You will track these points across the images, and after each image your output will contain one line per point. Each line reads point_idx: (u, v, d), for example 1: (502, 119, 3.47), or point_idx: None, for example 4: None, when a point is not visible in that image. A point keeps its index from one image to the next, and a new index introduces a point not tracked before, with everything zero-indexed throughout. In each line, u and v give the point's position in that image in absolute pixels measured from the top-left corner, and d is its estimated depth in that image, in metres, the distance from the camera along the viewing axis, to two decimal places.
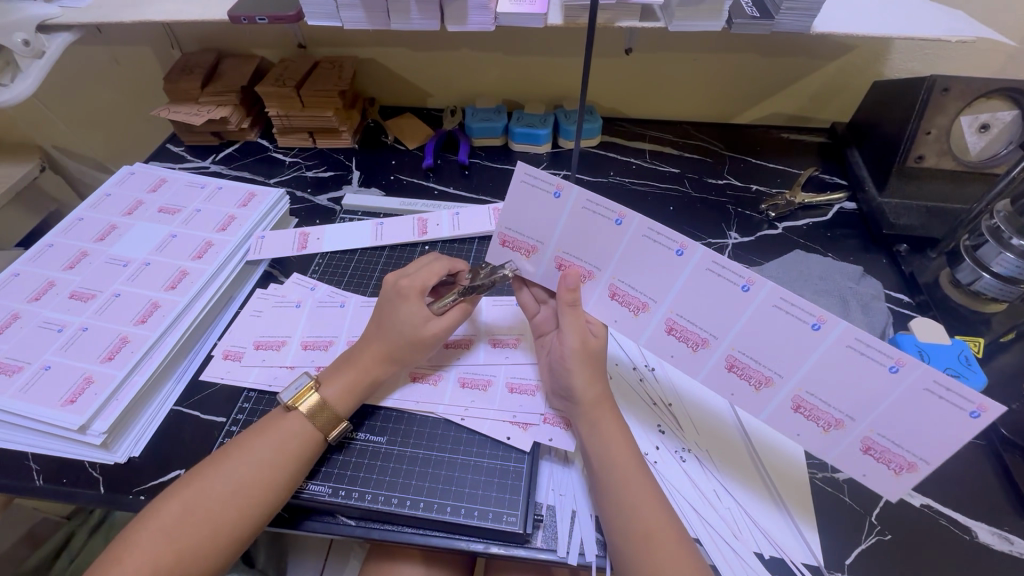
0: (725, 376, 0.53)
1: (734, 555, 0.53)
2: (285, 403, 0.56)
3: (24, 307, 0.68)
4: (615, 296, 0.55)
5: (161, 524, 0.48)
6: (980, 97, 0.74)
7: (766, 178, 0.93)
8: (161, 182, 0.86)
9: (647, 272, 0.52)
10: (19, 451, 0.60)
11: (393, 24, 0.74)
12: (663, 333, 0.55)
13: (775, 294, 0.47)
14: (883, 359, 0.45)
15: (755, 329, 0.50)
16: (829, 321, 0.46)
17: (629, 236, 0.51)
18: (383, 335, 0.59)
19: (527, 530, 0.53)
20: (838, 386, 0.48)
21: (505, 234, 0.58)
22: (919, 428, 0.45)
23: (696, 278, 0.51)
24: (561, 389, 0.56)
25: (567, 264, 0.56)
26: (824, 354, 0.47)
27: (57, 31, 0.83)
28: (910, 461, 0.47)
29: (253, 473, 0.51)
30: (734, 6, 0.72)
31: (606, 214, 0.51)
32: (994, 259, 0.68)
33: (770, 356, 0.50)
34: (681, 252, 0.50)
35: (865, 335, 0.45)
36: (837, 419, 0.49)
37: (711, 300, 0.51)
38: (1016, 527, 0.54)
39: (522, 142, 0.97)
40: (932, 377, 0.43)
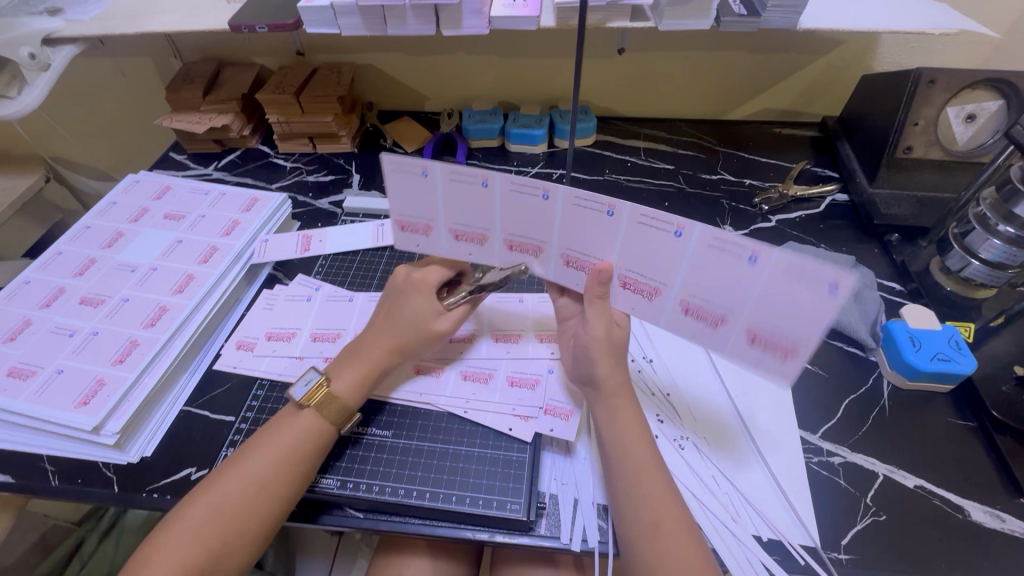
0: (622, 293, 0.54)
1: (733, 538, 0.54)
2: (296, 400, 0.56)
3: (35, 313, 0.70)
4: (512, 247, 0.55)
5: (186, 527, 0.49)
6: (966, 87, 0.76)
7: (759, 172, 0.95)
8: (166, 189, 0.88)
9: (526, 219, 0.52)
10: (34, 453, 0.62)
11: (389, 30, 0.75)
12: (620, 289, 0.54)
13: (708, 233, 0.46)
14: (820, 279, 0.43)
15: (631, 246, 0.50)
16: (764, 252, 0.44)
17: (502, 194, 0.51)
18: (393, 327, 0.60)
19: (530, 517, 0.54)
20: (713, 285, 0.48)
21: (401, 220, 0.56)
22: (791, 311, 0.46)
23: (568, 213, 0.50)
24: (585, 375, 0.57)
25: (463, 233, 0.55)
26: (692, 255, 0.48)
27: (61, 44, 0.85)
28: (792, 345, 0.47)
29: (273, 476, 0.51)
30: (722, 4, 0.73)
31: (471, 179, 0.50)
32: (980, 246, 0.69)
33: (718, 293, 0.49)
34: (611, 212, 0.48)
35: (799, 259, 0.43)
36: (721, 315, 0.50)
37: (587, 230, 0.51)
38: (1008, 505, 0.56)
39: (519, 142, 0.99)
40: (785, 257, 0.43)
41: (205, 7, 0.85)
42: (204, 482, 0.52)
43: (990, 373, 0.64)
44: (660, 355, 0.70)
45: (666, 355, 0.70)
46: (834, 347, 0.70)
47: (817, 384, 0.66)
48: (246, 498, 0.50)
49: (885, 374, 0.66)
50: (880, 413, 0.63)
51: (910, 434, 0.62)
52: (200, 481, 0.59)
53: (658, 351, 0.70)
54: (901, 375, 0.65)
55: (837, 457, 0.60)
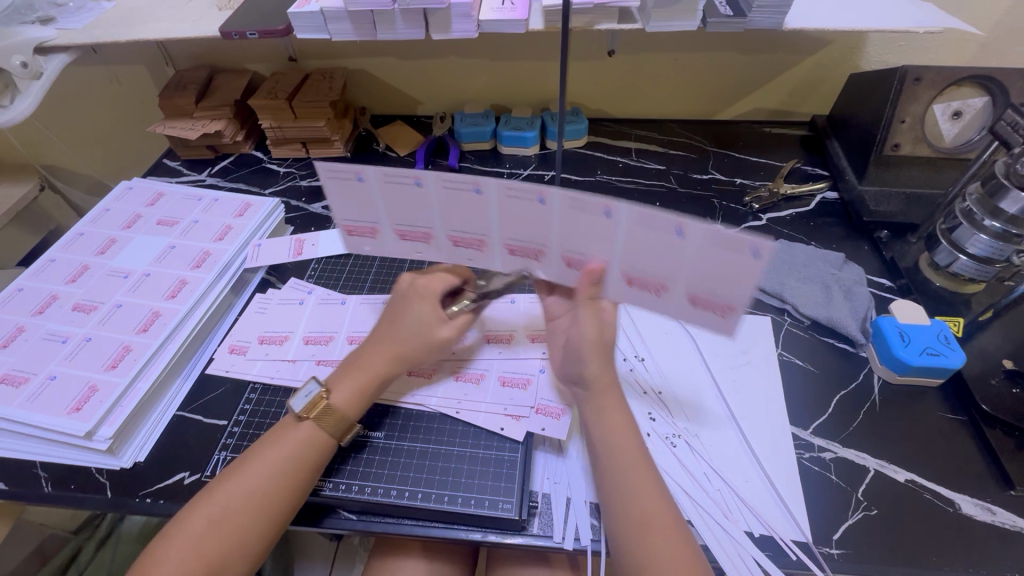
0: (568, 272, 0.55)
1: (725, 535, 0.54)
2: (296, 413, 0.55)
3: (27, 321, 0.70)
4: (457, 242, 0.56)
5: (187, 539, 0.48)
6: (951, 84, 0.76)
7: (749, 171, 0.95)
8: (159, 196, 0.88)
9: (466, 215, 0.53)
10: (27, 460, 0.62)
11: (379, 35, 0.76)
12: (565, 267, 0.54)
13: (636, 211, 0.45)
14: (744, 248, 0.43)
15: (567, 230, 0.50)
16: (690, 224, 0.44)
17: (436, 192, 0.51)
18: (395, 335, 0.60)
19: (522, 516, 0.54)
20: (648, 257, 0.48)
21: (346, 225, 0.58)
22: (722, 277, 0.46)
23: (501, 205, 0.50)
24: (574, 373, 0.57)
25: (409, 233, 0.57)
26: (624, 233, 0.47)
27: (53, 52, 0.85)
28: (727, 304, 0.48)
29: (272, 487, 0.51)
30: (708, 6, 0.74)
31: (404, 181, 0.51)
32: (968, 241, 0.69)
33: (657, 265, 0.49)
34: (542, 199, 0.48)
35: (721, 230, 0.43)
36: (661, 283, 0.50)
37: (522, 218, 0.51)
38: (998, 498, 0.56)
39: (511, 145, 0.99)
40: (708, 229, 0.43)
41: (197, 14, 0.86)
42: (200, 493, 0.52)
43: (979, 367, 0.65)
44: (652, 354, 0.70)
45: (657, 354, 0.70)
46: (824, 343, 0.71)
47: (808, 380, 0.67)
48: (245, 510, 0.50)
49: (875, 369, 0.67)
50: (870, 408, 0.64)
51: (901, 428, 0.62)
52: (194, 485, 0.59)
53: (650, 349, 0.70)
54: (891, 370, 0.65)
55: (828, 453, 0.60)
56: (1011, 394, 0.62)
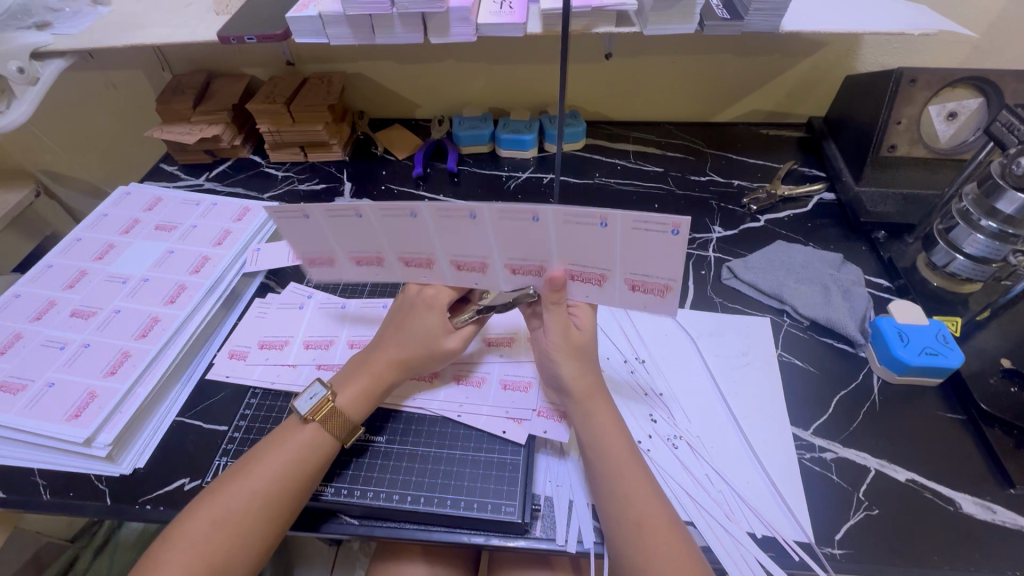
0: (514, 278, 0.57)
1: (727, 536, 0.55)
2: (302, 414, 0.55)
3: (26, 326, 0.69)
4: (409, 263, 0.59)
5: (188, 541, 0.48)
6: (946, 86, 0.77)
7: (747, 172, 0.96)
8: (157, 200, 0.88)
9: (412, 238, 0.56)
10: (25, 467, 0.61)
11: (378, 39, 0.76)
12: (511, 275, 0.57)
13: (560, 212, 0.48)
14: (662, 227, 0.47)
15: (504, 239, 0.53)
16: (610, 215, 0.47)
17: (376, 219, 0.55)
18: (399, 339, 0.60)
19: (525, 519, 0.54)
20: (583, 251, 0.52)
21: (303, 258, 0.61)
22: (652, 259, 0.50)
23: (438, 224, 0.53)
24: (554, 379, 0.58)
25: (362, 259, 0.60)
26: (558, 233, 0.51)
27: (51, 57, 0.85)
28: (664, 283, 0.52)
29: (271, 487, 0.51)
30: (705, 9, 0.75)
31: (347, 214, 0.54)
32: (965, 241, 0.70)
33: (590, 257, 0.52)
34: (472, 213, 0.51)
35: (640, 216, 0.47)
36: (600, 274, 0.53)
37: (461, 234, 0.54)
38: (998, 496, 0.56)
39: (509, 148, 1.00)
40: (629, 217, 0.47)
41: (195, 19, 0.86)
42: (202, 495, 0.51)
43: (977, 366, 0.65)
44: (652, 356, 0.70)
45: (657, 356, 0.70)
46: (823, 343, 0.71)
47: (808, 380, 0.67)
48: (244, 510, 0.50)
49: (875, 369, 0.67)
50: (870, 408, 0.64)
51: (901, 428, 0.62)
52: (194, 491, 0.59)
53: (651, 351, 0.70)
54: (890, 370, 0.65)
55: (829, 453, 0.61)
56: (1010, 393, 0.62)
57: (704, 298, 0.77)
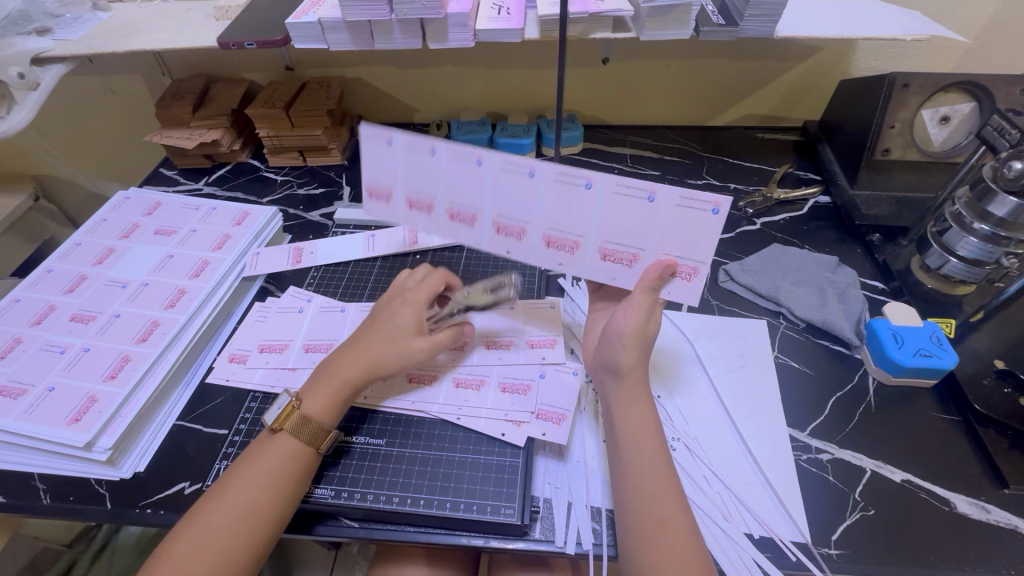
0: (547, 252, 0.56)
1: (725, 536, 0.55)
2: (268, 425, 0.56)
3: (25, 331, 0.70)
4: (454, 217, 0.56)
5: (178, 559, 0.48)
6: (939, 90, 0.78)
7: (743, 176, 0.97)
8: (157, 205, 0.88)
9: (467, 188, 0.54)
10: (25, 472, 0.61)
11: (377, 44, 0.77)
12: (544, 248, 0.56)
13: (616, 180, 0.50)
14: (704, 204, 0.50)
15: (555, 203, 0.53)
16: (660, 189, 0.50)
17: (447, 162, 0.53)
18: (370, 343, 0.60)
19: (524, 522, 0.54)
20: (625, 226, 0.52)
21: (365, 188, 0.58)
22: (691, 237, 0.51)
23: (500, 179, 0.53)
24: (607, 362, 0.59)
25: (415, 202, 0.57)
26: (605, 205, 0.52)
27: (50, 63, 0.85)
28: (693, 265, 0.53)
29: (252, 501, 0.51)
30: (700, 15, 0.76)
31: (422, 147, 0.53)
32: (958, 244, 0.71)
33: (628, 233, 0.53)
34: (532, 172, 0.51)
35: (687, 189, 0.49)
36: (633, 253, 0.54)
37: (515, 192, 0.53)
38: (992, 496, 0.57)
39: (508, 152, 1.00)
40: (679, 190, 0.49)
41: (194, 25, 0.87)
42: (185, 519, 0.51)
43: (971, 367, 0.66)
44: (653, 358, 0.70)
45: (656, 357, 0.70)
46: (819, 346, 0.71)
47: (805, 382, 0.68)
48: (227, 526, 0.50)
49: (870, 371, 0.68)
50: (866, 408, 0.65)
51: (896, 429, 0.63)
52: (194, 495, 0.59)
53: (650, 352, 0.71)
54: (885, 372, 0.66)
55: (826, 454, 0.61)
56: (1003, 393, 0.63)
57: (701, 301, 0.78)
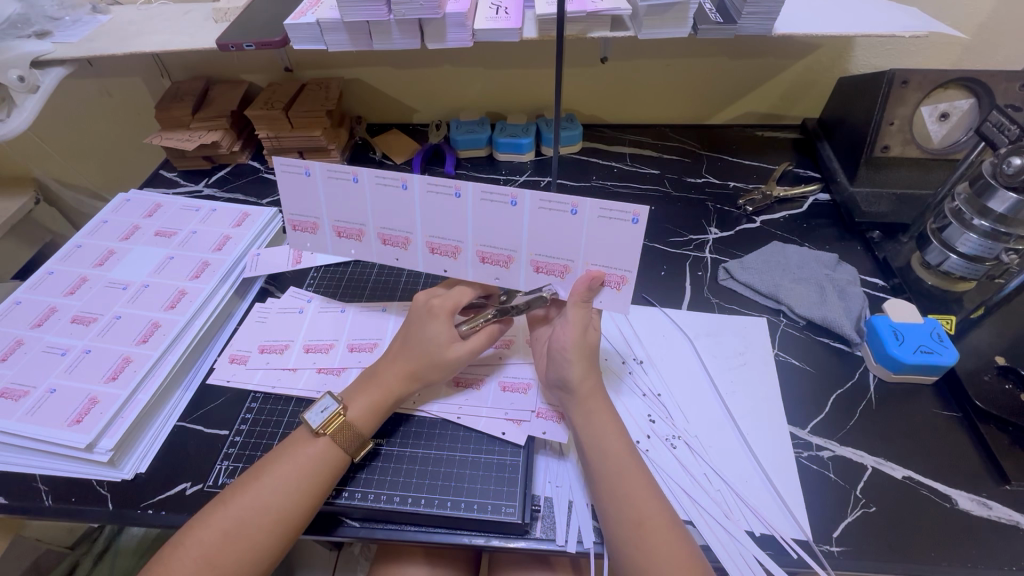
0: (482, 268, 0.59)
1: (726, 534, 0.55)
2: (314, 428, 0.55)
3: (27, 334, 0.70)
4: (386, 240, 0.61)
5: (198, 551, 0.48)
6: (939, 87, 0.78)
7: (743, 174, 0.97)
8: (156, 207, 0.88)
9: (395, 212, 0.59)
10: (27, 473, 0.61)
11: (375, 45, 0.77)
12: (479, 264, 0.59)
13: (534, 196, 0.53)
14: (624, 216, 0.51)
15: (481, 224, 0.56)
16: (580, 202, 0.52)
17: (371, 189, 0.58)
18: (408, 353, 0.60)
19: (525, 520, 0.54)
20: (549, 240, 0.55)
21: (292, 220, 0.63)
22: (616, 247, 0.53)
23: (425, 203, 0.57)
24: (559, 379, 0.58)
25: (343, 230, 0.62)
26: (530, 220, 0.54)
27: (50, 65, 0.85)
28: (621, 274, 0.55)
29: (283, 501, 0.51)
30: (699, 13, 0.76)
31: (344, 176, 0.58)
32: (958, 240, 0.70)
33: (556, 246, 0.55)
34: (457, 192, 0.55)
35: (605, 202, 0.51)
36: (563, 265, 0.56)
37: (442, 215, 0.57)
38: (993, 493, 0.57)
39: (507, 152, 1.00)
40: (597, 204, 0.51)
41: (193, 26, 0.87)
42: (212, 505, 0.52)
43: (972, 363, 0.66)
44: (649, 356, 0.70)
45: (654, 357, 0.70)
46: (819, 343, 0.71)
47: (805, 379, 0.68)
48: (255, 524, 0.50)
49: (871, 368, 0.68)
50: (866, 406, 0.65)
51: (896, 426, 0.63)
52: (195, 496, 0.59)
53: (647, 351, 0.71)
54: (887, 369, 0.66)
55: (826, 451, 0.61)
56: (1004, 389, 0.63)
57: (701, 299, 0.78)
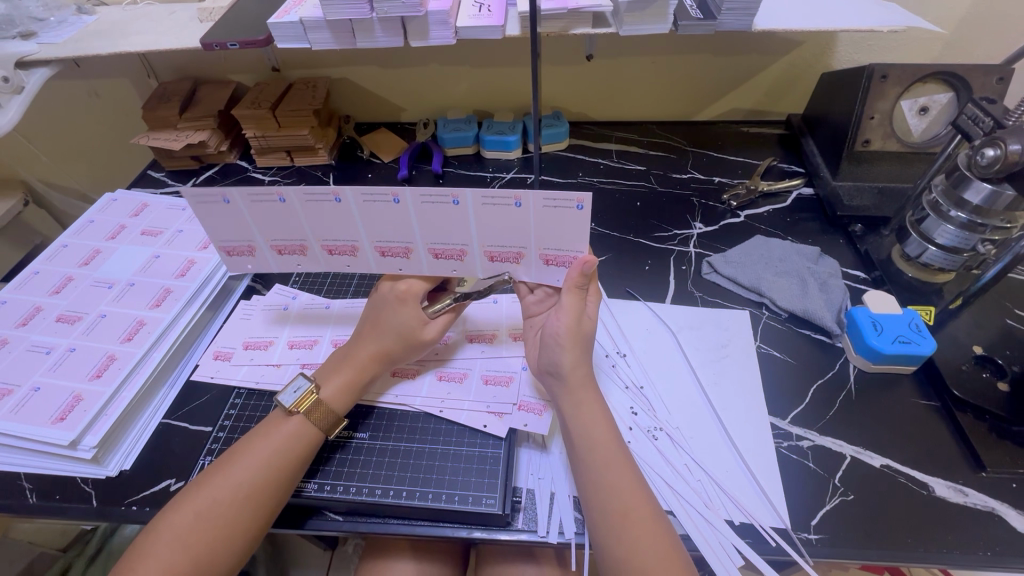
0: (438, 263, 0.59)
1: (706, 523, 0.55)
2: (286, 407, 0.56)
3: (11, 333, 0.70)
4: (331, 252, 0.60)
5: (173, 531, 0.49)
6: (916, 82, 0.79)
7: (727, 169, 0.97)
8: (143, 206, 0.89)
9: (332, 225, 0.57)
10: (12, 472, 0.61)
11: (358, 43, 0.77)
12: (435, 260, 0.59)
13: (477, 195, 0.52)
14: (569, 203, 0.50)
15: (430, 226, 0.55)
16: (523, 195, 0.50)
17: (301, 206, 0.56)
18: (380, 335, 0.61)
19: (506, 512, 0.55)
20: (501, 232, 0.54)
21: (224, 247, 0.61)
22: (565, 233, 0.53)
23: (363, 212, 0.55)
24: (549, 364, 0.59)
25: (283, 247, 0.61)
26: (477, 216, 0.53)
27: (35, 66, 0.86)
28: (574, 255, 0.55)
29: (258, 477, 0.52)
30: (679, 9, 0.76)
31: (269, 200, 0.55)
32: (936, 232, 0.71)
33: (508, 237, 0.55)
34: (397, 199, 0.53)
35: (548, 193, 0.50)
36: (518, 252, 0.56)
37: (386, 222, 0.56)
38: (970, 479, 0.58)
39: (493, 149, 1.01)
40: (540, 196, 0.50)
41: (177, 27, 0.87)
42: (186, 489, 0.52)
43: (951, 353, 0.66)
44: (633, 350, 0.71)
45: (638, 351, 0.71)
46: (801, 334, 0.72)
47: (786, 371, 0.68)
48: (231, 505, 0.50)
49: (851, 359, 0.68)
50: (845, 397, 0.65)
51: (875, 415, 0.63)
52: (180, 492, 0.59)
53: (631, 345, 0.71)
54: (865, 359, 0.67)
55: (806, 441, 0.62)
56: (979, 378, 0.64)
57: (684, 293, 0.78)
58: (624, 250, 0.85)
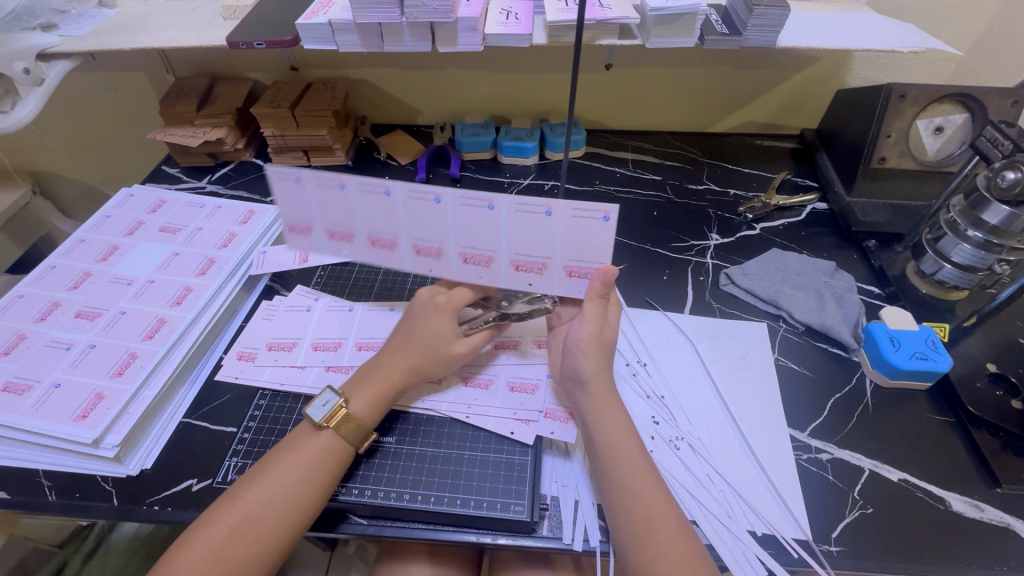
0: (466, 268, 0.58)
1: (729, 534, 0.56)
2: (317, 421, 0.55)
3: (29, 328, 0.69)
4: (374, 243, 0.58)
5: (206, 545, 0.49)
6: (934, 102, 0.81)
7: (742, 182, 0.99)
8: (160, 203, 0.88)
9: (380, 215, 0.55)
10: (31, 469, 0.61)
11: (386, 47, 0.77)
12: (463, 265, 0.57)
13: (511, 201, 0.51)
14: (595, 213, 0.50)
15: (464, 228, 0.54)
16: (553, 203, 0.50)
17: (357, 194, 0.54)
18: (412, 346, 0.61)
19: (533, 518, 0.55)
20: (528, 240, 0.53)
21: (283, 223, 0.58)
22: (591, 245, 0.52)
23: (409, 207, 0.54)
24: (572, 371, 0.60)
25: (332, 232, 0.58)
26: (508, 223, 0.53)
27: (56, 58, 0.85)
28: (596, 266, 0.55)
29: (291, 491, 0.52)
30: (705, 24, 0.77)
31: (330, 184, 0.53)
32: (953, 250, 0.72)
33: (533, 246, 0.54)
34: (437, 199, 0.52)
35: (579, 204, 0.50)
36: (541, 262, 0.55)
37: (424, 220, 0.55)
38: (985, 495, 0.59)
39: (511, 155, 1.01)
40: (570, 205, 0.50)
41: (200, 23, 0.87)
42: (218, 501, 0.52)
43: (965, 370, 0.68)
44: (654, 361, 0.71)
45: (658, 361, 0.71)
46: (817, 349, 0.73)
47: (804, 385, 0.69)
48: (265, 518, 0.50)
49: (868, 373, 0.69)
50: (862, 411, 0.66)
51: (892, 430, 0.64)
52: (203, 492, 0.59)
53: (652, 355, 0.72)
54: (883, 374, 0.68)
55: (825, 453, 0.63)
56: (994, 396, 0.65)
57: (702, 303, 0.79)
58: (642, 259, 0.85)
